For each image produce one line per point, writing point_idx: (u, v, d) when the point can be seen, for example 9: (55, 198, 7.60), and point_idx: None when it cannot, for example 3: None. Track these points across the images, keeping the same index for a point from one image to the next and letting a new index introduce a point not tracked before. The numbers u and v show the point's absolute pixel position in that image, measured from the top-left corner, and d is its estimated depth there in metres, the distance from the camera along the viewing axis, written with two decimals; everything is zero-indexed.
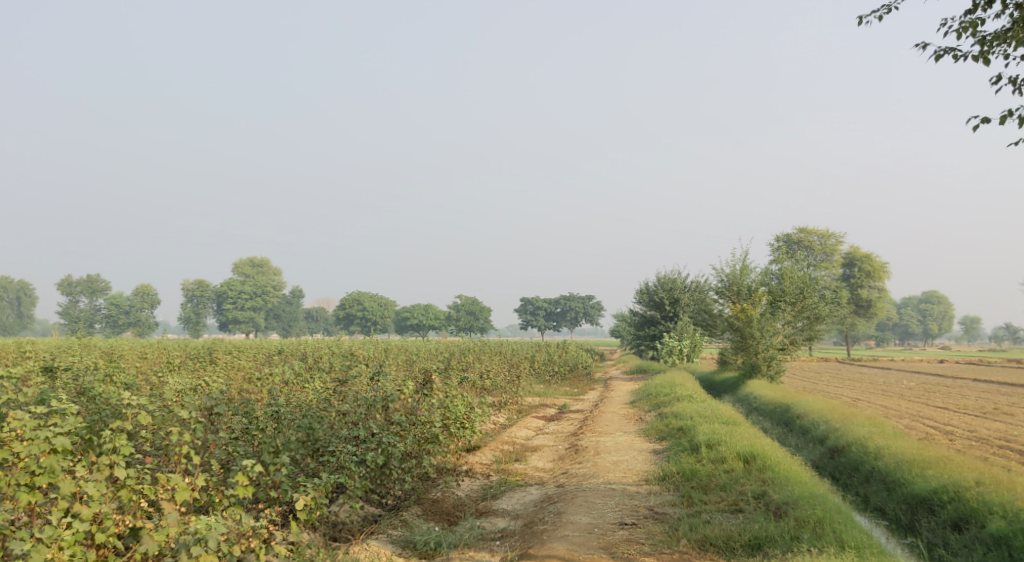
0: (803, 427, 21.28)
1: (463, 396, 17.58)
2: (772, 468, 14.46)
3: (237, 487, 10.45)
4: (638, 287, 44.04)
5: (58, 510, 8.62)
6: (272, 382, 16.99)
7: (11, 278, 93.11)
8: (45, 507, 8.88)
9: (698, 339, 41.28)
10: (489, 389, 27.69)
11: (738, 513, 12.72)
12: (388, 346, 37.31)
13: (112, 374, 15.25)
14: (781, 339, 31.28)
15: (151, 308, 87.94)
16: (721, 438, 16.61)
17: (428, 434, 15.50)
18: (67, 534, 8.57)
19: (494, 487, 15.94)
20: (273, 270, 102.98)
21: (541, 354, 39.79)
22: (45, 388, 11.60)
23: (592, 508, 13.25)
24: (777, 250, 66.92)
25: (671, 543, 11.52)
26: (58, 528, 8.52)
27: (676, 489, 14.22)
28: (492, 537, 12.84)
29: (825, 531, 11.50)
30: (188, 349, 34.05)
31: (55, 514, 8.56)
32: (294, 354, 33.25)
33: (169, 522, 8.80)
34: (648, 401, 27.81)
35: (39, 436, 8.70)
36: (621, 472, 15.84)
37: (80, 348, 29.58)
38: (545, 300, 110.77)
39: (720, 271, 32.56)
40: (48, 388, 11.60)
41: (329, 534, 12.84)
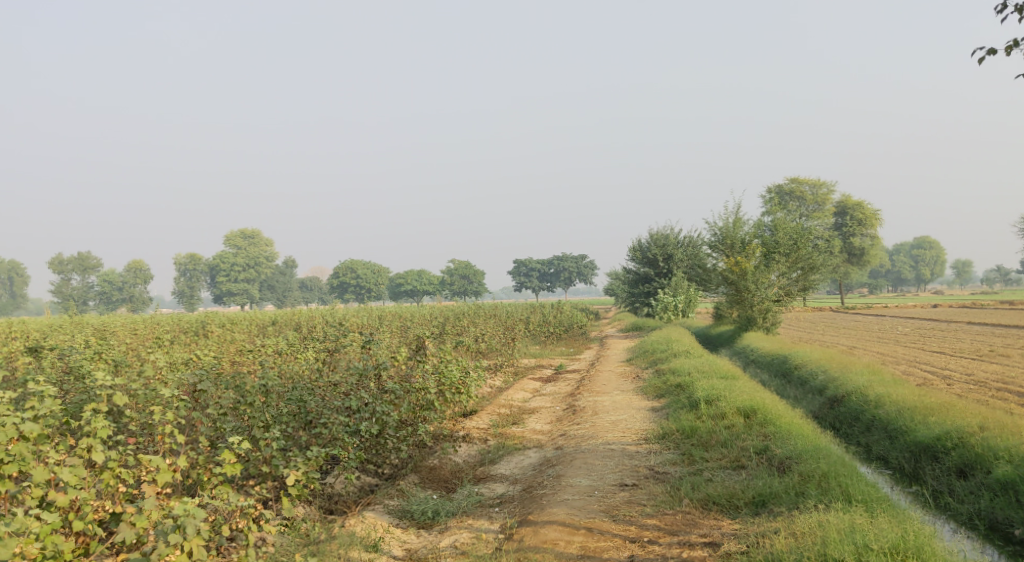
0: (801, 378, 21.06)
1: (457, 361, 17.30)
2: (773, 422, 14.19)
3: (224, 465, 10.15)
4: (631, 244, 43.70)
5: (31, 499, 8.38)
6: (264, 352, 16.69)
7: (2, 259, 92.23)
8: (19, 496, 8.58)
9: (694, 295, 40.94)
10: (484, 352, 27.47)
11: (740, 469, 12.47)
12: (383, 312, 37.00)
13: (101, 351, 14.95)
14: (777, 291, 31.06)
15: (144, 284, 87.40)
16: (720, 394, 16.33)
17: (423, 400, 15.29)
18: (40, 524, 8.25)
19: (491, 451, 15.66)
20: (265, 242, 102.33)
21: (536, 316, 39.55)
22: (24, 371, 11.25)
23: (592, 470, 13.00)
24: (769, 202, 66.61)
25: (673, 503, 11.27)
26: (29, 519, 8.19)
27: (676, 447, 13.96)
28: (491, 504, 12.54)
29: (830, 485, 11.25)
30: (181, 322, 33.70)
31: (28, 503, 8.32)
32: (288, 324, 32.89)
33: (147, 508, 8.54)
34: (645, 358, 27.63)
35: (7, 422, 8.44)
36: (620, 431, 15.59)
37: (73, 326, 29.22)
38: (539, 261, 110.40)
39: (713, 225, 32.26)
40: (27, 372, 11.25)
41: (325, 507, 12.57)
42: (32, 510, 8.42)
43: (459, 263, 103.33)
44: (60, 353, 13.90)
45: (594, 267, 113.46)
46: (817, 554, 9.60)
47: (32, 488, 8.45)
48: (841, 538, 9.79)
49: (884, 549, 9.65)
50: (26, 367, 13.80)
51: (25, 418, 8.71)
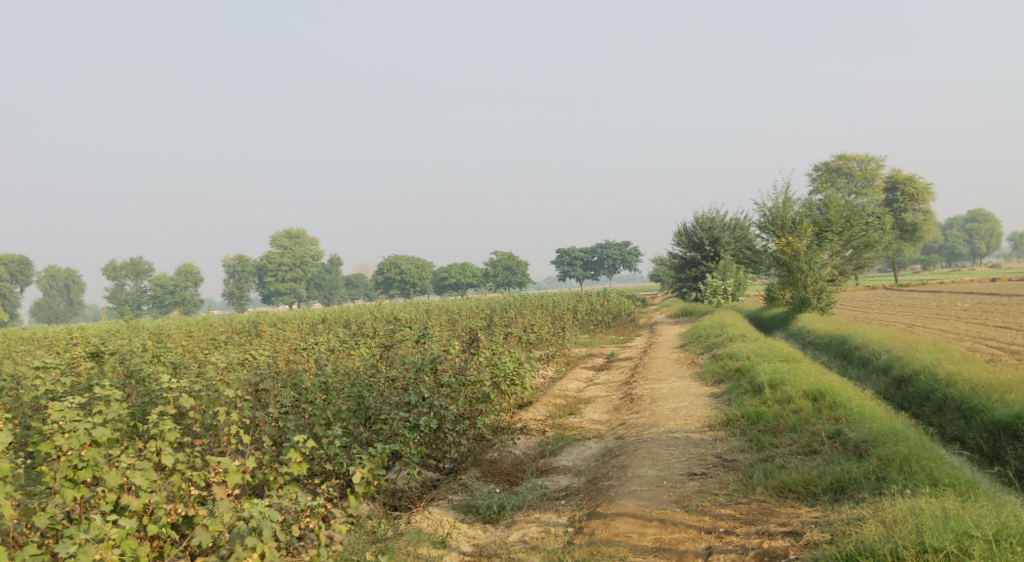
0: (863, 358, 20.50)
1: (510, 352, 17.11)
2: (843, 406, 13.74)
3: (291, 464, 10.09)
4: (676, 229, 43.07)
5: (105, 505, 8.38)
6: (319, 351, 16.68)
7: (59, 267, 94.29)
8: (93, 502, 8.60)
9: (742, 277, 40.78)
10: (535, 342, 27.26)
11: (814, 455, 12.11)
12: (431, 306, 36.96)
13: (162, 354, 15.06)
14: (830, 270, 30.43)
15: (196, 286, 88.79)
16: (784, 377, 15.93)
17: (479, 393, 15.15)
18: (116, 531, 8.22)
19: (551, 442, 15.40)
20: (310, 241, 103.37)
21: (583, 304, 39.29)
22: (88, 376, 11.27)
23: (657, 460, 12.70)
24: (817, 180, 65.40)
25: (746, 492, 10.95)
26: (106, 526, 8.16)
27: (742, 434, 13.60)
28: (557, 496, 12.31)
29: (913, 469, 10.85)
30: (234, 323, 34.02)
31: (102, 508, 8.32)
32: (337, 321, 33.01)
33: (219, 512, 8.50)
34: (698, 343, 27.17)
35: (79, 428, 8.46)
36: (682, 419, 15.25)
37: (130, 330, 29.66)
38: (582, 249, 109.80)
39: (762, 206, 31.71)
40: (91, 377, 11.27)
41: (389, 503, 12.48)
42: (107, 515, 8.42)
43: (502, 254, 102.53)
44: (120, 356, 14.00)
45: (639, 253, 112.42)
46: (913, 542, 9.20)
47: (105, 493, 8.44)
48: (939, 526, 9.37)
49: (987, 536, 9.21)
50: (91, 372, 13.95)
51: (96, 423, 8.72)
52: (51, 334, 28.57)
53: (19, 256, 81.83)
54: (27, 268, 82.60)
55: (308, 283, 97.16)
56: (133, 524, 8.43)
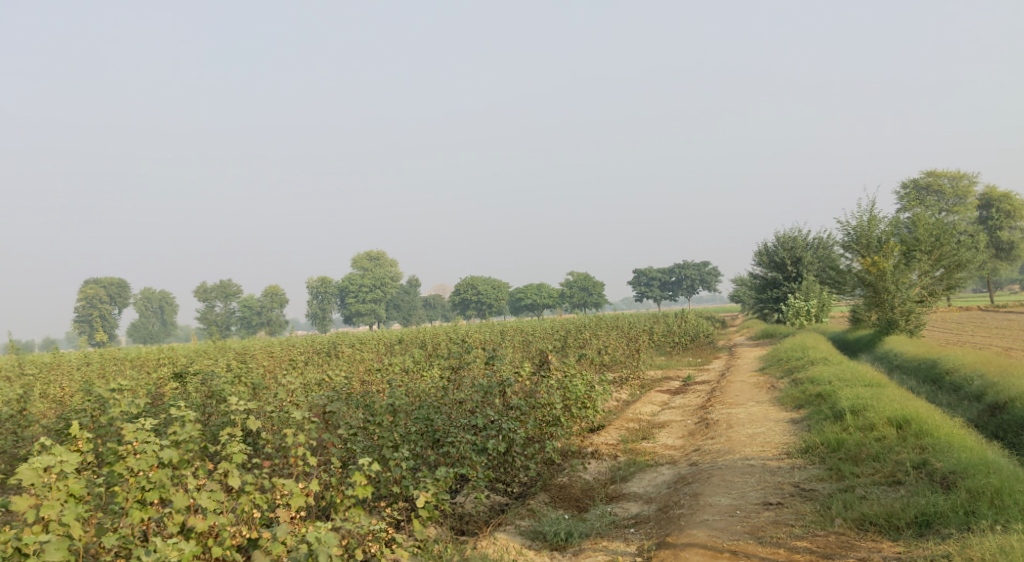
0: (953, 383, 19.58)
1: (583, 374, 16.87)
2: (930, 434, 13.06)
3: (356, 487, 10.03)
4: (757, 248, 42.19)
5: (172, 526, 8.42)
6: (391, 372, 16.73)
7: (153, 289, 97.79)
8: (160, 525, 8.68)
9: (826, 297, 39.53)
10: (609, 364, 26.91)
11: (897, 486, 11.52)
12: (507, 327, 36.91)
13: (240, 374, 15.31)
14: (919, 291, 29.14)
15: (281, 308, 90.84)
16: (867, 403, 15.26)
17: (549, 416, 14.93)
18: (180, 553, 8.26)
19: (623, 468, 15.04)
20: (390, 263, 104.89)
21: (660, 326, 38.65)
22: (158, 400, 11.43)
23: (732, 488, 12.26)
24: (905, 198, 63.16)
25: (825, 524, 10.45)
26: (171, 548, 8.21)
27: (822, 462, 13.04)
28: (626, 524, 11.99)
29: (1005, 503, 10.21)
30: (315, 344, 34.52)
31: (169, 529, 8.38)
32: (414, 342, 33.23)
33: (280, 536, 8.46)
34: (778, 366, 26.35)
35: (147, 449, 8.58)
36: (759, 445, 14.74)
37: (215, 350, 30.45)
38: (659, 270, 108.62)
39: (846, 225, 30.76)
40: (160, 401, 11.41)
41: (456, 527, 12.33)
42: (174, 537, 8.48)
43: (579, 275, 102.12)
44: (199, 377, 14.24)
45: (718, 274, 110.53)
46: None
47: (173, 515, 8.50)
48: None
49: None
50: (173, 392, 14.26)
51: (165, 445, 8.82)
52: (141, 354, 29.48)
53: (116, 278, 85.16)
54: (124, 290, 85.96)
55: (387, 303, 98.44)
56: (198, 547, 8.45)
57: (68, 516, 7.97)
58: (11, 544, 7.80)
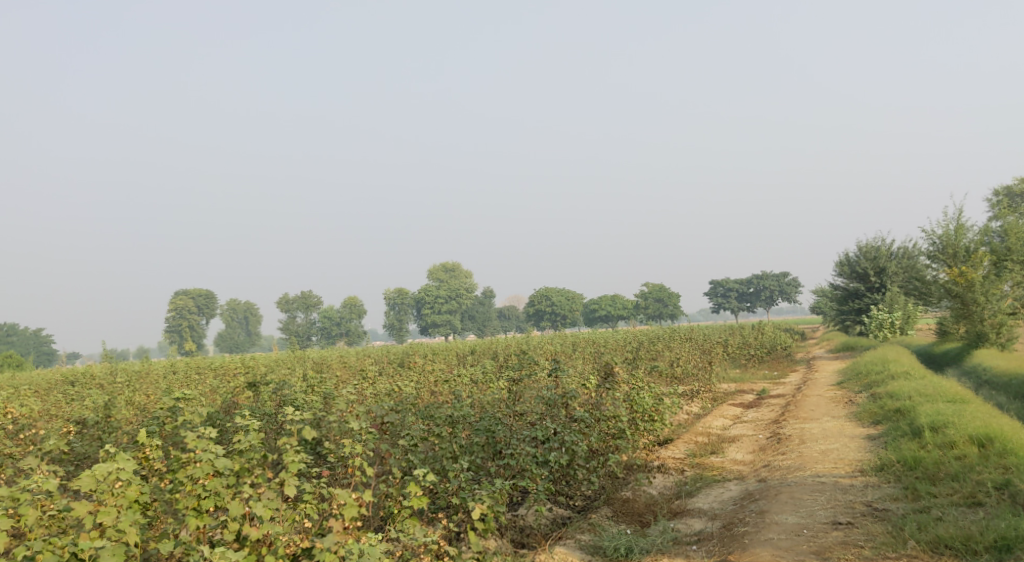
0: None
1: (651, 386, 16.58)
2: (1015, 453, 12.39)
3: (411, 498, 9.96)
4: (838, 258, 41.00)
5: (227, 534, 8.50)
6: (459, 383, 16.70)
7: (238, 300, 100.48)
8: (216, 532, 8.78)
9: (912, 309, 38.01)
10: (680, 377, 26.41)
11: (977, 507, 10.95)
12: (580, 339, 36.59)
13: (313, 384, 15.48)
14: (1011, 302, 27.58)
15: (360, 318, 92.10)
16: (948, 419, 14.58)
17: (615, 429, 14.66)
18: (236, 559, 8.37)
19: (689, 483, 14.66)
20: (465, 274, 105.56)
21: (736, 338, 37.75)
22: (217, 411, 11.55)
23: (800, 506, 11.83)
24: (998, 206, 60.43)
25: (897, 546, 9.98)
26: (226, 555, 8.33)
27: (898, 481, 12.48)
28: (689, 541, 11.66)
29: None
30: (389, 355, 34.79)
31: (224, 537, 8.45)
32: (486, 353, 33.19)
33: (326, 547, 8.39)
34: (857, 381, 25.39)
35: (203, 458, 8.68)
36: (831, 462, 14.22)
37: (293, 360, 31.00)
38: (737, 281, 106.62)
39: (931, 234, 29.61)
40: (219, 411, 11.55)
41: (517, 540, 12.16)
42: (228, 544, 8.56)
43: (655, 286, 101.08)
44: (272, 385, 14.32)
45: (798, 285, 107.76)
46: None
47: (228, 523, 8.58)
48: None
49: None
50: (248, 401, 14.46)
51: (221, 453, 8.92)
52: (223, 363, 30.18)
53: (204, 289, 87.84)
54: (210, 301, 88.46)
55: (463, 315, 98.96)
56: (252, 555, 8.50)
57: (124, 521, 8.15)
58: (68, 549, 8.01)
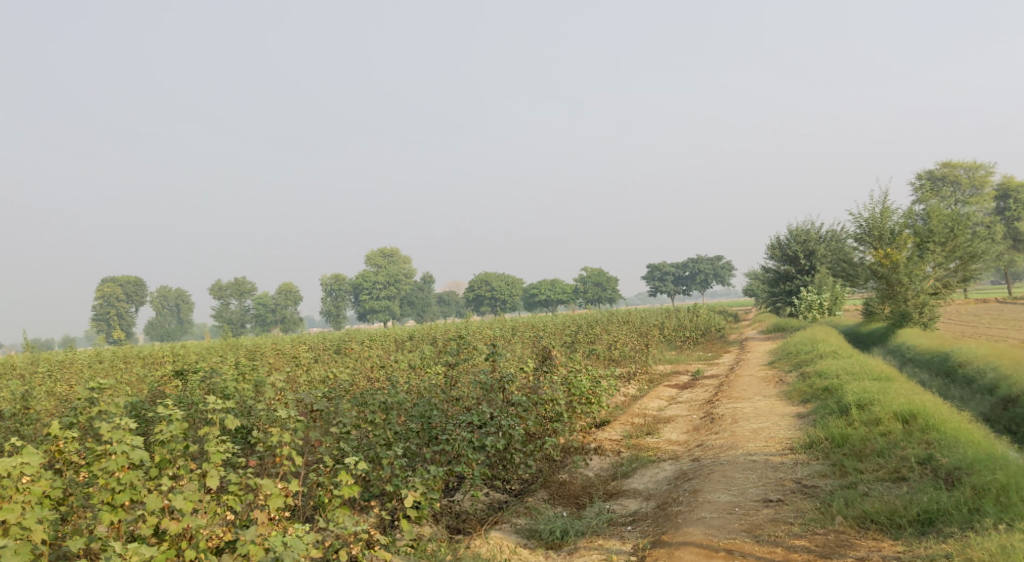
0: (966, 377, 19.24)
1: (588, 368, 16.65)
2: (937, 428, 12.74)
3: (342, 487, 9.78)
4: (769, 242, 41.75)
5: (144, 528, 8.22)
6: (395, 368, 16.50)
7: (170, 287, 98.10)
8: (132, 527, 8.49)
9: (839, 291, 38.93)
10: (617, 359, 26.59)
11: (901, 482, 11.24)
12: (518, 323, 36.62)
13: (244, 371, 15.17)
14: (933, 282, 28.71)
15: (295, 305, 90.87)
16: (873, 397, 14.93)
17: (551, 412, 14.67)
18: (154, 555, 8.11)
19: (625, 464, 14.75)
20: (403, 259, 104.85)
21: (671, 320, 38.21)
22: (138, 400, 11.12)
23: (732, 484, 11.98)
24: (921, 189, 62.24)
25: (825, 522, 10.17)
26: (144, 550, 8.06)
27: (826, 457, 12.73)
28: (623, 522, 11.72)
29: (1011, 501, 9.90)
30: (325, 341, 34.32)
31: (141, 532, 8.19)
32: (424, 339, 32.98)
33: (248, 540, 8.17)
34: (788, 361, 25.94)
35: (116, 450, 8.35)
36: (763, 441, 14.45)
37: (226, 348, 30.38)
38: (673, 264, 108.04)
39: (858, 216, 30.31)
40: (140, 400, 11.11)
41: (452, 525, 12.08)
42: (145, 538, 8.29)
43: (592, 270, 101.88)
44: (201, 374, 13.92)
45: (732, 267, 109.68)
46: None
47: (146, 517, 8.30)
48: None
49: None
50: (176, 390, 14.08)
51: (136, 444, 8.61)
52: (152, 352, 29.39)
53: (133, 276, 85.50)
54: (140, 289, 86.24)
55: (401, 301, 98.14)
56: (170, 550, 8.24)
57: (30, 519, 7.83)
58: None
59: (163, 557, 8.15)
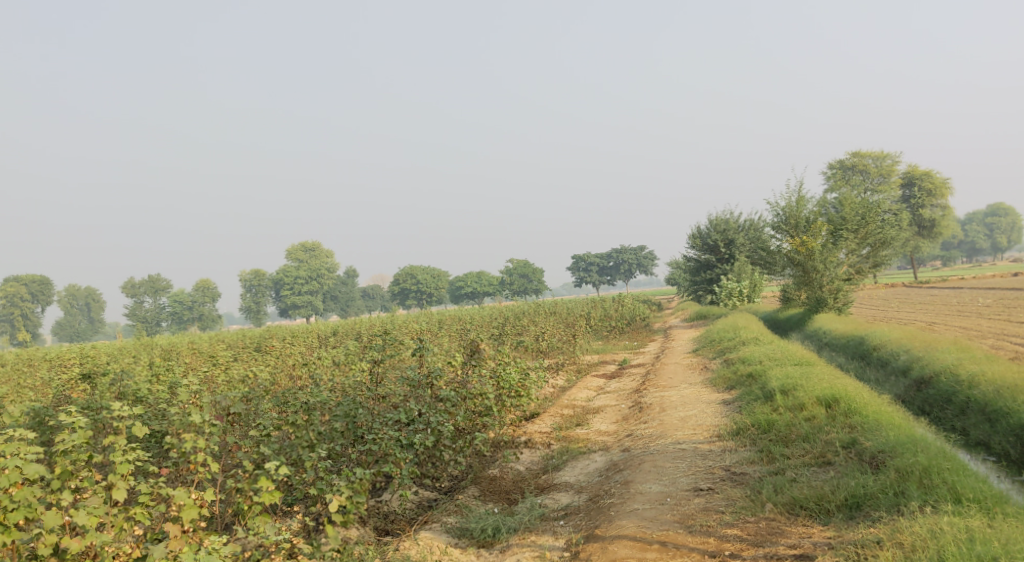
0: (880, 359, 19.74)
1: (516, 361, 16.51)
2: (858, 412, 12.98)
3: (262, 493, 9.40)
4: (690, 231, 42.32)
5: (43, 547, 7.71)
6: (319, 366, 16.05)
7: (79, 286, 94.43)
8: (31, 546, 7.96)
9: (758, 278, 39.80)
10: (544, 350, 26.53)
11: (827, 467, 11.40)
12: (444, 316, 36.29)
13: (158, 373, 14.58)
14: (846, 269, 29.58)
15: (213, 302, 88.63)
16: (797, 382, 15.17)
17: (480, 406, 14.48)
18: None
19: (556, 456, 14.64)
20: (326, 253, 103.18)
21: (597, 310, 38.41)
22: (40, 407, 10.48)
23: (663, 474, 11.99)
24: (833, 178, 64.12)
25: (756, 509, 10.24)
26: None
27: (753, 444, 12.85)
28: (556, 517, 11.61)
29: (934, 482, 10.13)
30: (245, 339, 33.44)
31: (39, 552, 7.65)
32: (347, 334, 32.37)
33: (157, 557, 7.76)
34: (711, 348, 26.31)
35: (10, 464, 7.81)
36: (690, 429, 14.53)
37: (140, 348, 29.25)
38: (597, 254, 108.93)
39: (774, 206, 30.86)
40: (43, 407, 10.48)
41: (380, 527, 11.79)
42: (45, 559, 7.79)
43: (517, 262, 102.07)
44: (112, 378, 13.26)
45: (653, 257, 111.24)
46: None
47: (43, 535, 7.77)
48: (966, 552, 8.75)
49: None
50: (85, 395, 13.41)
51: (33, 457, 8.07)
52: (60, 354, 28.10)
53: (39, 275, 81.96)
54: (47, 288, 82.78)
55: (324, 296, 96.54)
56: None
57: None
58: None
59: None
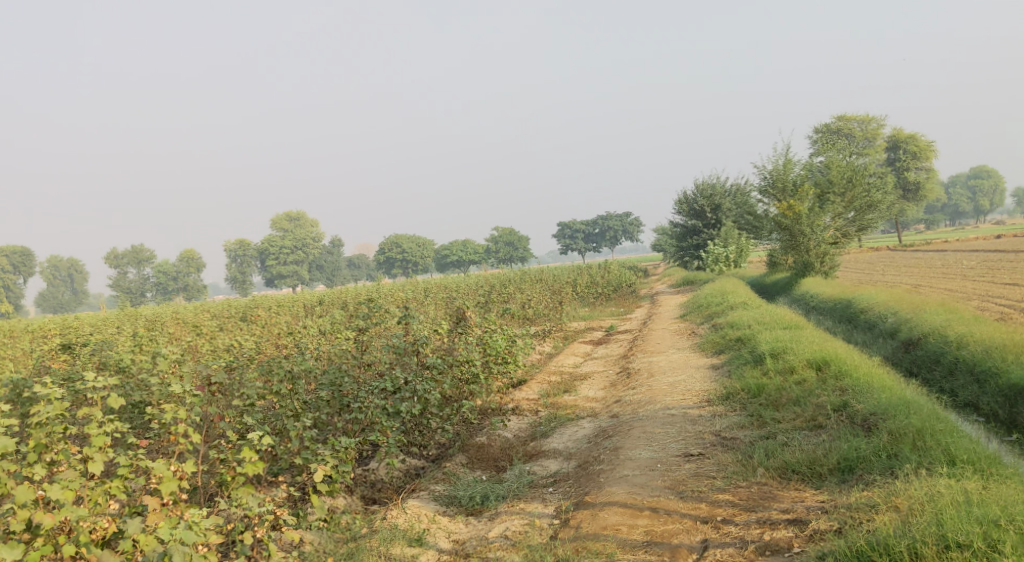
0: (868, 322, 19.65)
1: (504, 328, 16.30)
2: (849, 375, 12.88)
3: (246, 464, 9.20)
4: (677, 197, 42.09)
5: (16, 524, 7.46)
6: (305, 335, 15.81)
7: (62, 257, 93.54)
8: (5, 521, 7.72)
9: (744, 244, 39.85)
10: (532, 318, 26.39)
11: (818, 430, 11.29)
12: (430, 284, 36.07)
13: (141, 343, 14.37)
14: (832, 233, 29.36)
15: (198, 272, 88.09)
16: (786, 346, 15.07)
17: (468, 374, 14.30)
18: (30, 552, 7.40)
19: (543, 424, 14.49)
20: (311, 222, 102.56)
21: (583, 277, 38.27)
22: (20, 379, 10.17)
23: (653, 440, 11.86)
24: (817, 142, 63.93)
25: (747, 474, 10.14)
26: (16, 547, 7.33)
27: (743, 409, 12.73)
28: (544, 484, 11.46)
29: (927, 444, 10.04)
30: (230, 308, 33.12)
31: (11, 528, 7.41)
32: (333, 303, 32.11)
33: (135, 532, 7.56)
34: (698, 313, 26.18)
35: None
36: (680, 394, 14.40)
37: (124, 318, 28.93)
38: (582, 222, 108.59)
39: (762, 169, 30.61)
40: (22, 379, 10.17)
41: (368, 496, 11.63)
42: (19, 535, 7.54)
43: (503, 230, 101.89)
44: (94, 350, 13.00)
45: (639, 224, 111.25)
46: (936, 537, 8.42)
47: (15, 510, 7.52)
48: (963, 515, 8.60)
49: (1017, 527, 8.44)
50: (66, 365, 13.18)
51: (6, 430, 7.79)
52: (43, 325, 27.76)
53: (21, 246, 81.06)
54: (30, 259, 81.97)
55: (309, 265, 95.93)
56: (48, 545, 7.52)
57: None
58: None
59: (40, 554, 7.44)
